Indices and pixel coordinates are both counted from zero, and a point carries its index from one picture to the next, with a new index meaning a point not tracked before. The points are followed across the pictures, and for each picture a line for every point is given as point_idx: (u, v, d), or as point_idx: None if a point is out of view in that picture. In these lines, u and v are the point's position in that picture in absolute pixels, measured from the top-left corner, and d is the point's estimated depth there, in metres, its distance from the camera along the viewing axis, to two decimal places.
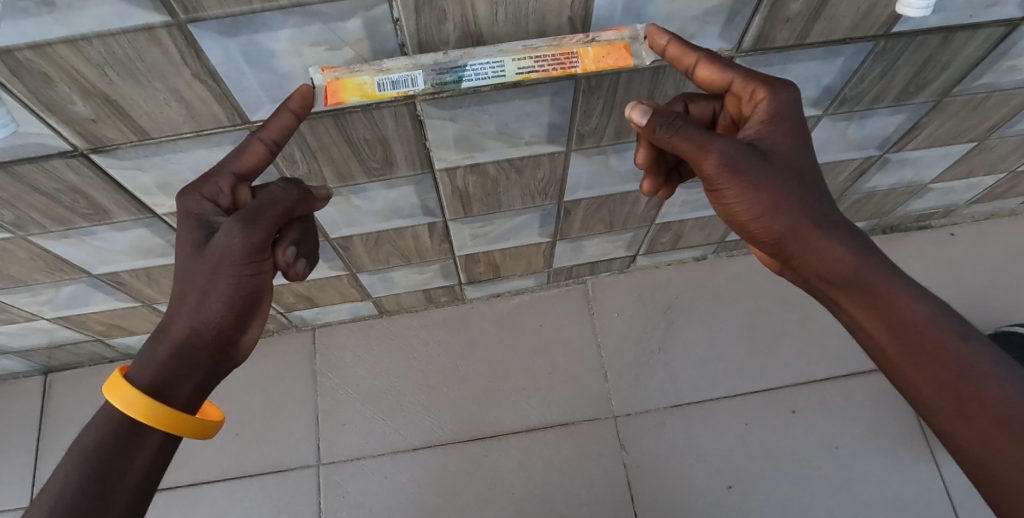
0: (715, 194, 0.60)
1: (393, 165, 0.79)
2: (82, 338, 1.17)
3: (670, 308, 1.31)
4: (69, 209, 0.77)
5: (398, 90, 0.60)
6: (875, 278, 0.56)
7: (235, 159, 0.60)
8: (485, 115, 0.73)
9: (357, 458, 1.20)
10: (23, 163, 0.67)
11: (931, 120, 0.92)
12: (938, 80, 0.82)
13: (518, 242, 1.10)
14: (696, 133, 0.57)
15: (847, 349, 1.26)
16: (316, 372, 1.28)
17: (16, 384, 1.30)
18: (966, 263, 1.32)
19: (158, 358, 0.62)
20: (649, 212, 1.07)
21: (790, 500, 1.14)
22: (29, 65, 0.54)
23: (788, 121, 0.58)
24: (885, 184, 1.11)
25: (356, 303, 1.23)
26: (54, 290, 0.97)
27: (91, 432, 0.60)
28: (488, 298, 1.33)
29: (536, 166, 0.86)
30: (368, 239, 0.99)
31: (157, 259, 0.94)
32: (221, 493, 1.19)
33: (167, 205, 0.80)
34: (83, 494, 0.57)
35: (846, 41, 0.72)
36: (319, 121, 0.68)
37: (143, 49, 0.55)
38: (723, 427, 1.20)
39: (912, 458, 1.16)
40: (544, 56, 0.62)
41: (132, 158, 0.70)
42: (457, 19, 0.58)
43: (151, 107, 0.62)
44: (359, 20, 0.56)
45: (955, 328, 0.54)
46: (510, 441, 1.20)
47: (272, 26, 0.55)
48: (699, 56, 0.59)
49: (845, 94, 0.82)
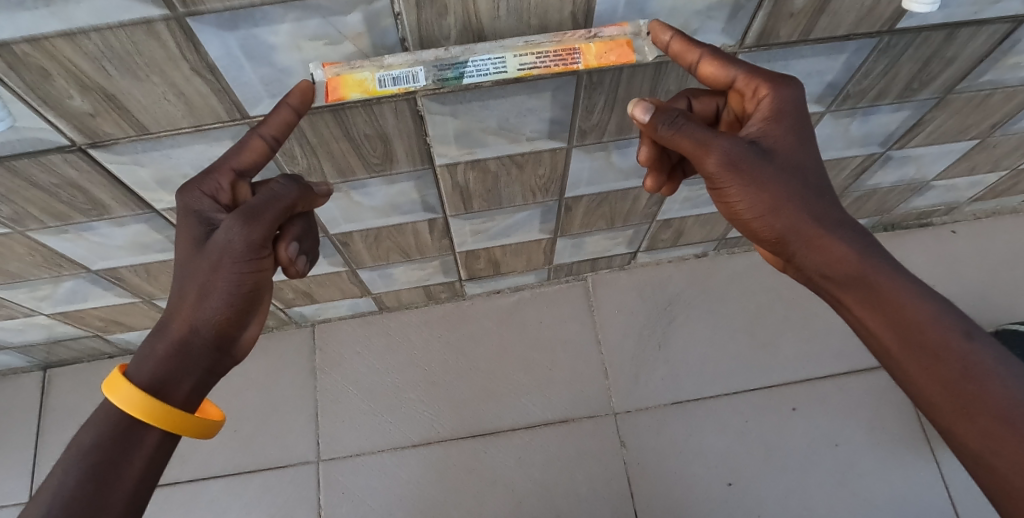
0: (718, 192, 0.60)
1: (393, 161, 0.79)
2: (81, 333, 1.17)
3: (670, 305, 1.30)
4: (67, 204, 0.76)
5: (398, 86, 0.60)
6: (878, 277, 0.56)
7: (234, 155, 0.60)
8: (486, 111, 0.73)
9: (356, 455, 1.20)
10: (20, 157, 0.66)
11: (934, 117, 0.92)
12: (942, 77, 0.82)
13: (519, 239, 1.10)
14: (698, 130, 0.57)
15: (847, 347, 1.26)
16: (316, 368, 1.28)
17: (15, 380, 1.29)
18: (966, 260, 1.32)
19: (158, 356, 0.61)
20: (651, 209, 1.07)
21: (790, 498, 1.14)
22: (25, 59, 0.54)
23: (790, 118, 0.58)
24: (887, 181, 1.11)
25: (356, 299, 1.23)
26: (53, 286, 0.97)
27: (90, 429, 0.60)
28: (488, 294, 1.32)
29: (537, 162, 0.86)
30: (368, 235, 0.98)
31: (156, 254, 0.93)
32: (221, 489, 1.19)
33: (166, 200, 0.80)
34: (82, 492, 0.57)
35: (850, 37, 0.71)
36: (319, 116, 0.67)
37: (141, 43, 0.54)
38: (723, 424, 1.20)
39: (912, 455, 1.16)
40: (545, 52, 0.61)
41: (131, 153, 0.69)
42: (458, 13, 0.58)
43: (148, 101, 0.62)
44: (359, 14, 0.55)
45: (959, 327, 0.53)
46: (510, 437, 1.20)
47: (271, 19, 0.54)
48: (701, 53, 0.59)
49: (848, 90, 0.82)
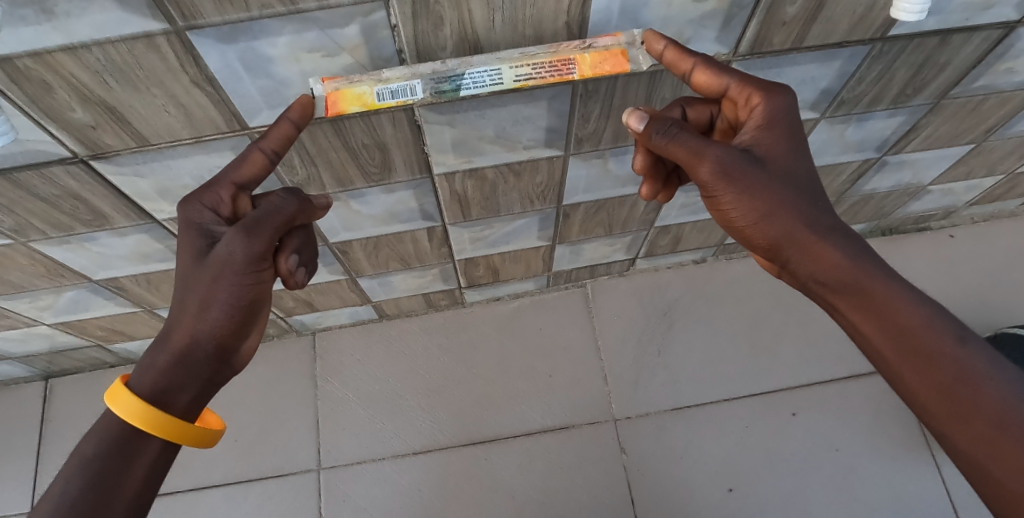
0: (712, 201, 0.60)
1: (392, 170, 0.80)
2: (82, 343, 1.17)
3: (669, 311, 1.31)
4: (69, 216, 0.77)
5: (397, 100, 0.61)
6: (871, 283, 0.56)
7: (235, 169, 0.61)
8: (483, 120, 0.73)
9: (356, 463, 1.20)
10: (23, 169, 0.67)
11: (930, 122, 0.92)
12: (935, 82, 0.82)
13: (517, 246, 1.10)
14: (692, 140, 0.57)
15: (848, 352, 1.25)
16: (316, 376, 1.28)
17: (17, 390, 1.30)
18: (965, 263, 1.32)
19: (158, 367, 0.62)
20: (649, 216, 1.07)
21: (791, 503, 1.14)
22: (28, 73, 0.55)
23: (782, 127, 0.59)
24: (884, 186, 1.11)
25: (356, 307, 1.23)
26: (55, 295, 0.97)
27: (91, 439, 0.60)
28: (487, 301, 1.33)
29: (534, 169, 0.86)
30: (367, 244, 0.99)
31: (157, 264, 0.94)
32: (222, 498, 1.19)
33: (166, 211, 0.80)
34: (83, 502, 0.57)
35: (843, 45, 0.72)
36: (318, 127, 0.68)
37: (141, 56, 0.55)
38: (724, 429, 1.19)
39: (913, 459, 1.15)
40: (541, 63, 0.62)
41: (131, 164, 0.70)
42: (454, 25, 0.59)
43: (148, 113, 0.62)
44: (356, 26, 0.56)
45: (952, 331, 0.54)
46: (510, 444, 1.20)
47: (269, 32, 0.55)
48: (694, 62, 0.60)
49: (842, 96, 0.82)
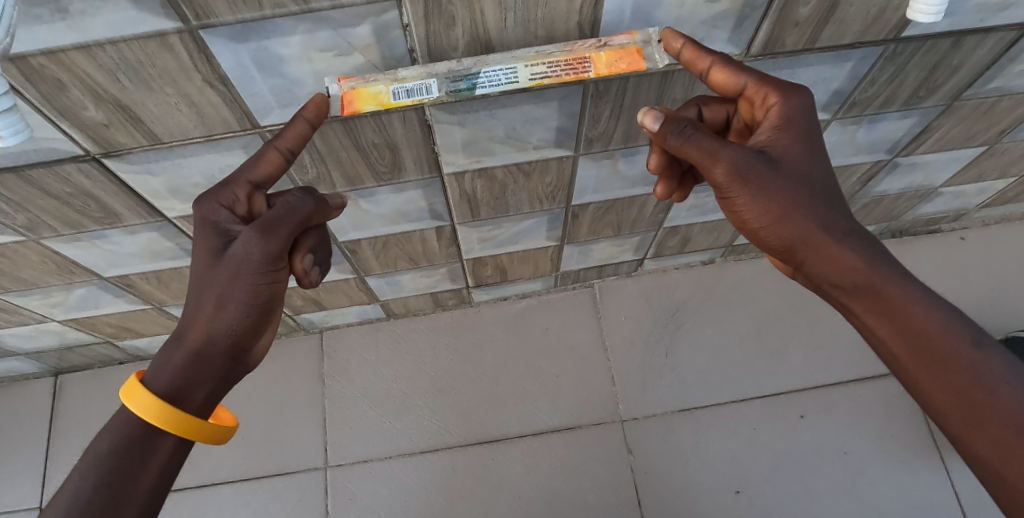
0: (726, 202, 0.60)
1: (401, 169, 0.80)
2: (92, 340, 1.18)
3: (677, 313, 1.30)
4: (81, 213, 0.78)
5: (412, 98, 0.61)
6: (886, 285, 0.56)
7: (250, 168, 0.61)
8: (493, 120, 0.73)
9: (363, 461, 1.20)
10: (36, 167, 0.67)
11: (942, 124, 0.92)
12: (948, 84, 0.82)
13: (526, 246, 1.10)
14: (707, 140, 0.57)
15: (856, 355, 1.25)
16: (324, 374, 1.28)
17: (27, 386, 1.31)
18: (975, 266, 1.31)
19: (174, 364, 0.62)
20: (658, 216, 1.07)
21: (798, 506, 1.13)
22: (42, 71, 0.55)
23: (799, 128, 0.58)
24: (894, 187, 1.11)
25: (364, 306, 1.24)
26: (66, 292, 0.98)
27: (107, 435, 0.60)
28: (495, 301, 1.33)
29: (544, 170, 0.86)
30: (376, 243, 0.99)
31: (167, 262, 0.94)
32: (230, 495, 1.20)
33: (177, 209, 0.81)
34: (98, 498, 0.57)
35: (856, 45, 0.71)
36: (329, 126, 0.68)
37: (155, 54, 0.55)
38: (731, 431, 1.19)
39: (922, 464, 1.15)
40: (556, 62, 0.62)
41: (143, 162, 0.70)
42: (466, 24, 0.58)
43: (161, 111, 0.63)
44: (369, 25, 0.56)
45: (968, 335, 0.53)
46: (517, 444, 1.20)
47: (282, 31, 0.55)
48: (711, 60, 0.59)
49: (854, 98, 0.82)
